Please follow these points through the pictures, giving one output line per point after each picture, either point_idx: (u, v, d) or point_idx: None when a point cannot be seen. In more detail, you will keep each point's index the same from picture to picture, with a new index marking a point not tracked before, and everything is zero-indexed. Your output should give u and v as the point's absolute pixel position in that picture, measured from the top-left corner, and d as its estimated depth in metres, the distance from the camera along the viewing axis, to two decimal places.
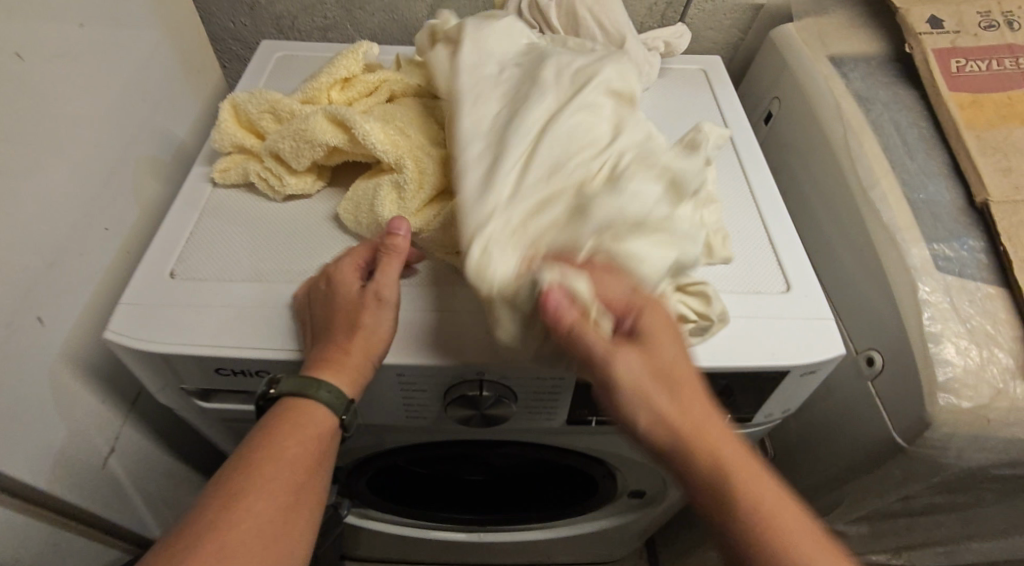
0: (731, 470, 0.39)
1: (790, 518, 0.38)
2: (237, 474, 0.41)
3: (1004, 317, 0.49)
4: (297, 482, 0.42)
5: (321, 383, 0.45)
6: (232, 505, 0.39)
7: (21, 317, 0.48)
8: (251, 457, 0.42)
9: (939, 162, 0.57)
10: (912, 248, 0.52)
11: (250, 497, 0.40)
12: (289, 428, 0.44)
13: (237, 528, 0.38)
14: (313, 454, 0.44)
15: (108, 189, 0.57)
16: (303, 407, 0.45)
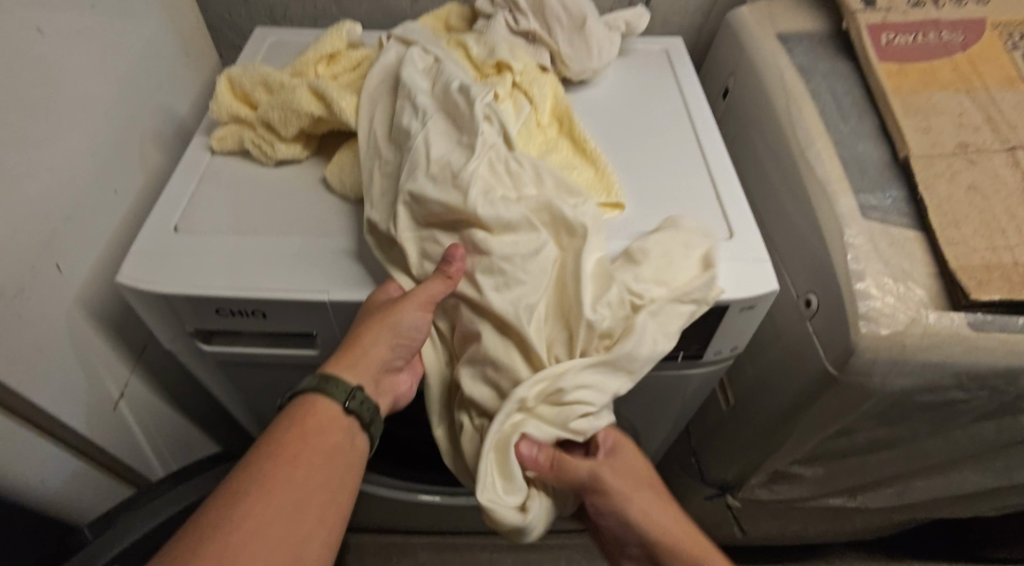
0: None
1: None
2: (287, 442, 0.47)
3: (921, 256, 0.55)
4: (316, 486, 0.46)
5: (342, 382, 0.49)
6: (275, 468, 0.45)
7: (42, 262, 0.53)
8: (298, 429, 0.48)
9: (870, 126, 0.63)
10: (841, 199, 0.58)
11: (291, 467, 0.45)
12: (299, 438, 0.47)
13: (274, 482, 0.44)
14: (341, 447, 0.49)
15: (118, 156, 0.63)
16: (325, 409, 0.49)
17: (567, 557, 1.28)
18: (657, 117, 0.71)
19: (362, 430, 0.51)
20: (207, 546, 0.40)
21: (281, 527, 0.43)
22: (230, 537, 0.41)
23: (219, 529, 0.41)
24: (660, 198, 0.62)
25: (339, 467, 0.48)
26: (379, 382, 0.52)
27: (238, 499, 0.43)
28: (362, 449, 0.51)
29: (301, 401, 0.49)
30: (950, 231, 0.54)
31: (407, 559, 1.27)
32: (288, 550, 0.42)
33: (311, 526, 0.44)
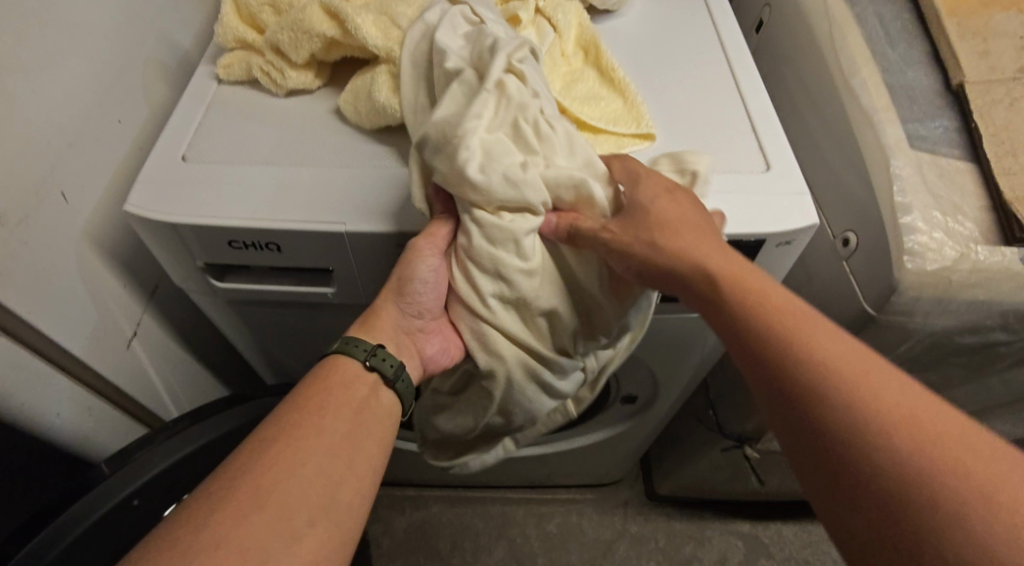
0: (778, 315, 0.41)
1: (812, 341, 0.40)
2: (313, 393, 0.46)
3: (972, 189, 0.52)
4: (346, 433, 0.44)
5: (361, 341, 0.49)
6: (304, 416, 0.44)
7: (47, 188, 0.51)
8: (324, 382, 0.47)
9: (920, 52, 0.59)
10: (888, 128, 0.55)
11: (320, 415, 0.44)
12: (324, 389, 0.46)
13: (303, 430, 0.43)
14: (368, 401, 0.47)
15: (121, 84, 0.60)
16: (349, 368, 0.48)
17: (579, 511, 1.28)
18: (685, 47, 0.67)
19: (388, 387, 0.49)
20: (236, 486, 0.39)
21: (313, 471, 0.41)
22: (261, 480, 0.39)
23: (249, 471, 0.40)
24: (690, 132, 0.59)
25: (368, 418, 0.46)
26: (400, 343, 0.52)
27: (266, 446, 0.41)
28: (390, 406, 0.49)
29: (322, 363, 0.49)
30: (1007, 159, 0.52)
31: (419, 511, 1.27)
32: (324, 492, 0.41)
33: (347, 472, 0.43)
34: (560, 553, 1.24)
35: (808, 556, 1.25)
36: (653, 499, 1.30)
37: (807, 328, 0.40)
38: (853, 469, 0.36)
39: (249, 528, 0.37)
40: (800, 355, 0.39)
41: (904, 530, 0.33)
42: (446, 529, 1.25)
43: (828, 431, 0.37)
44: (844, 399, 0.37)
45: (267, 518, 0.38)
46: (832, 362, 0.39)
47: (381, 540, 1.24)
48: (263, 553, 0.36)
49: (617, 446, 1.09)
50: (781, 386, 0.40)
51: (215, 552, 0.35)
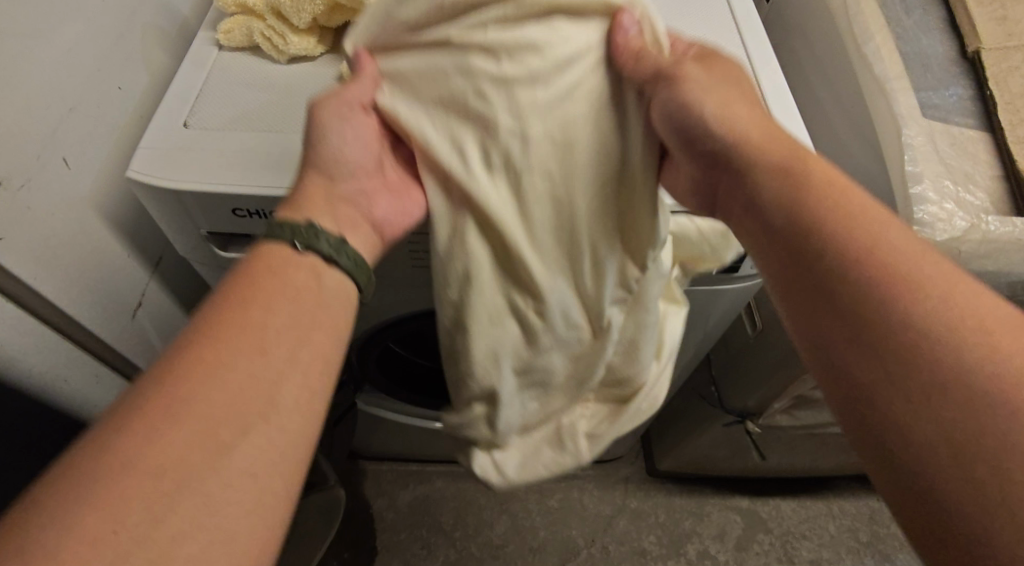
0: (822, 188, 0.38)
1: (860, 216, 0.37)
2: (242, 284, 0.40)
3: (983, 158, 0.52)
4: (281, 334, 0.38)
5: (292, 224, 0.42)
6: (231, 312, 0.38)
7: (48, 153, 0.50)
8: (253, 271, 0.40)
9: (936, 18, 0.59)
10: (900, 97, 0.54)
11: (251, 310, 0.38)
12: (253, 280, 0.40)
13: (230, 329, 0.37)
14: (313, 289, 0.41)
15: (121, 48, 0.58)
16: (286, 258, 0.42)
17: (580, 486, 1.30)
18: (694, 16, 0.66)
19: (331, 269, 0.43)
20: (145, 399, 0.33)
21: (240, 379, 0.35)
22: (178, 390, 0.34)
23: (162, 380, 0.34)
24: None
25: (314, 312, 0.40)
26: (340, 215, 0.46)
27: (184, 351, 0.36)
28: (343, 292, 0.43)
29: (250, 253, 0.42)
30: (1021, 128, 0.51)
31: (423, 485, 1.28)
32: (256, 396, 0.35)
33: (285, 375, 0.37)
34: (561, 527, 1.25)
35: (806, 531, 1.26)
36: (654, 475, 1.31)
37: (880, 224, 0.37)
38: (924, 368, 0.32)
39: (163, 444, 0.32)
40: (873, 248, 0.36)
41: (978, 433, 0.30)
42: (449, 503, 1.26)
43: (897, 327, 0.33)
44: (923, 298, 0.34)
45: (185, 436, 0.32)
46: (905, 262, 0.35)
47: (385, 514, 1.25)
48: (184, 477, 0.31)
49: None
50: (841, 280, 0.36)
51: (124, 480, 0.30)
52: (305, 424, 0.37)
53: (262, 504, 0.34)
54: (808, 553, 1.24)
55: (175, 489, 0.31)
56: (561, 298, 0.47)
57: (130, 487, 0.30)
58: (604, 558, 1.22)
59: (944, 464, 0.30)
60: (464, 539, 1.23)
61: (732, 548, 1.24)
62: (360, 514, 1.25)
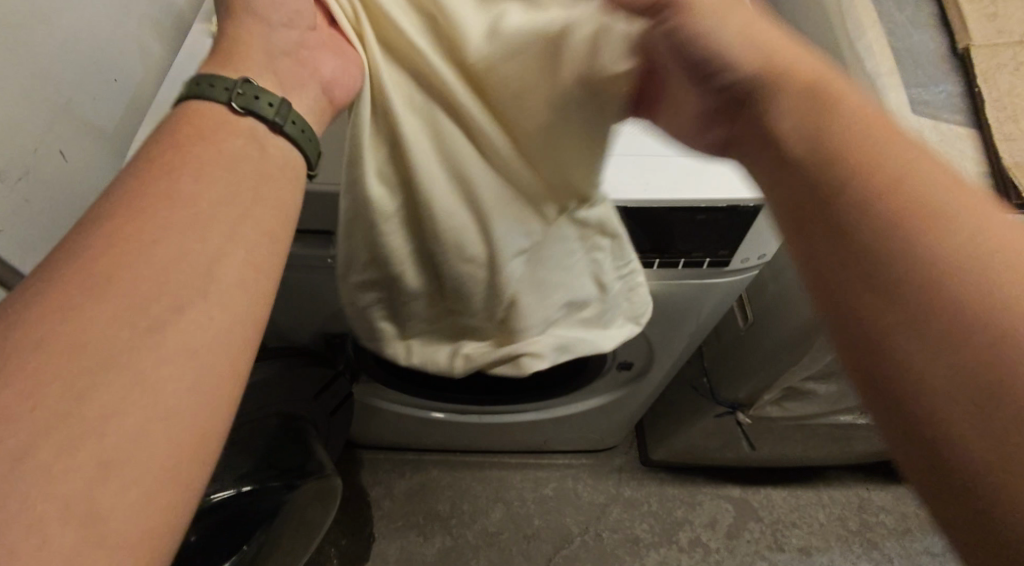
0: (847, 112, 0.35)
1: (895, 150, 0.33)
2: (170, 143, 0.38)
3: (972, 154, 0.53)
4: (214, 206, 0.36)
5: (222, 79, 0.41)
6: (159, 173, 0.36)
7: (45, 146, 0.51)
8: (182, 131, 0.39)
9: (928, 13, 0.59)
10: (890, 93, 0.55)
11: (182, 171, 0.37)
12: (182, 139, 0.38)
13: (159, 189, 0.36)
14: (250, 154, 0.39)
15: (116, 40, 0.59)
16: (213, 115, 0.40)
17: (575, 475, 1.31)
18: None
19: (271, 135, 0.41)
20: (66, 273, 0.32)
21: (169, 251, 0.34)
22: (96, 266, 0.32)
23: (83, 252, 0.32)
24: None
25: (257, 180, 0.39)
26: (278, 73, 0.44)
27: (108, 219, 0.34)
28: (283, 159, 0.41)
29: (177, 111, 0.40)
30: (1008, 125, 0.52)
31: (419, 475, 1.30)
32: (189, 264, 0.34)
33: (220, 247, 0.35)
34: (555, 515, 1.27)
35: (797, 520, 1.28)
36: (647, 464, 1.32)
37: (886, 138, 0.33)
38: (920, 288, 0.28)
39: (84, 323, 0.30)
40: (873, 163, 0.32)
41: (981, 355, 0.26)
42: (445, 491, 1.28)
43: (901, 263, 0.29)
44: (943, 246, 0.29)
45: (109, 312, 0.31)
46: (934, 205, 0.30)
47: (382, 501, 1.26)
48: (111, 350, 0.30)
49: (613, 412, 1.11)
50: (835, 202, 0.32)
51: (40, 353, 0.29)
52: (249, 294, 0.35)
53: (206, 377, 0.32)
54: (798, 541, 1.26)
55: (101, 361, 0.30)
56: (461, 224, 0.47)
57: (48, 360, 0.29)
58: (598, 545, 1.24)
59: (937, 394, 0.27)
60: (459, 526, 1.25)
61: (724, 536, 1.26)
62: (358, 501, 1.26)
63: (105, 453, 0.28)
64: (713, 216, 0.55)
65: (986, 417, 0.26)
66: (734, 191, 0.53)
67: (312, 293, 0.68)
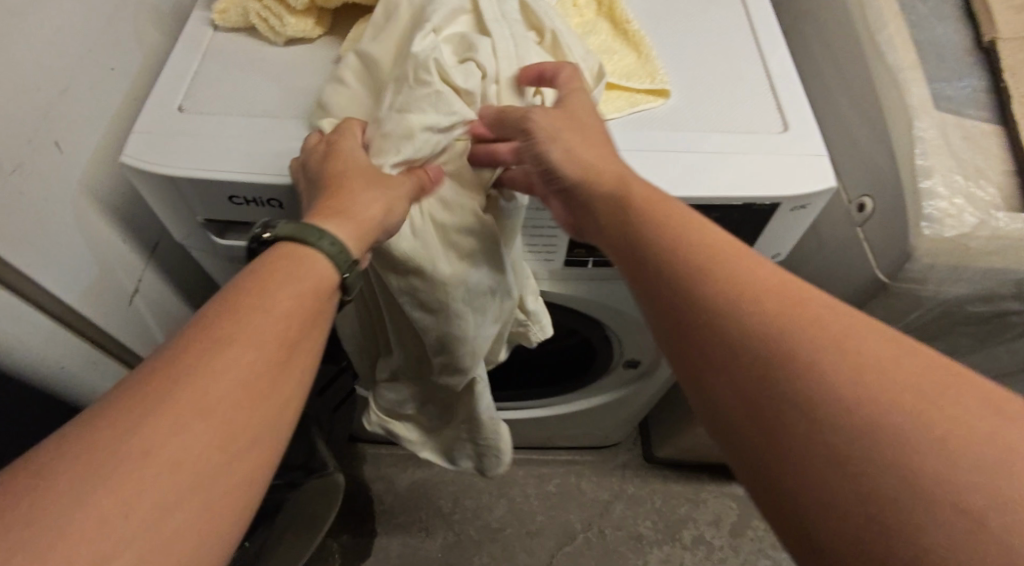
0: (735, 270, 0.37)
1: (771, 294, 0.35)
2: (261, 277, 0.36)
3: (996, 153, 0.51)
4: (290, 324, 0.35)
5: (326, 233, 0.40)
6: (251, 306, 0.35)
7: (39, 138, 0.49)
8: (262, 270, 0.37)
9: (952, 5, 0.58)
10: (913, 88, 0.53)
11: (267, 311, 0.35)
12: (274, 280, 0.36)
13: (251, 325, 0.34)
14: (316, 308, 0.38)
15: (112, 29, 0.57)
16: (300, 256, 0.39)
17: (578, 472, 1.30)
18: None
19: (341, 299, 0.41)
20: (159, 395, 0.30)
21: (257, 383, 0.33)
22: (184, 395, 0.31)
23: (174, 375, 0.31)
24: (709, 91, 0.56)
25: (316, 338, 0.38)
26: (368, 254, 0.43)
27: (195, 347, 0.32)
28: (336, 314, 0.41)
29: (273, 247, 0.39)
30: None
31: (421, 470, 1.29)
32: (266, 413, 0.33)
33: (292, 361, 0.35)
34: (559, 512, 1.26)
35: None
36: (652, 461, 1.31)
37: (740, 266, 0.37)
38: (815, 411, 0.31)
39: (170, 457, 0.29)
40: (735, 290, 0.36)
41: (842, 439, 0.30)
42: (447, 487, 1.27)
43: (801, 391, 0.32)
44: (855, 387, 0.31)
45: (194, 448, 0.30)
46: (877, 390, 0.30)
47: (384, 497, 1.25)
48: (190, 485, 0.29)
49: (619, 410, 1.09)
50: (705, 325, 0.36)
51: (127, 473, 0.28)
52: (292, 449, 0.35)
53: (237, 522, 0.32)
54: None
55: (176, 498, 0.29)
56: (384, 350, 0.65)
57: (136, 485, 0.28)
58: (601, 543, 1.23)
59: (836, 477, 0.30)
60: (462, 523, 1.24)
61: (727, 533, 1.25)
62: (360, 497, 1.25)
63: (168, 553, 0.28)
64: (727, 215, 0.53)
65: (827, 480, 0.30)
66: (750, 190, 0.51)
67: None
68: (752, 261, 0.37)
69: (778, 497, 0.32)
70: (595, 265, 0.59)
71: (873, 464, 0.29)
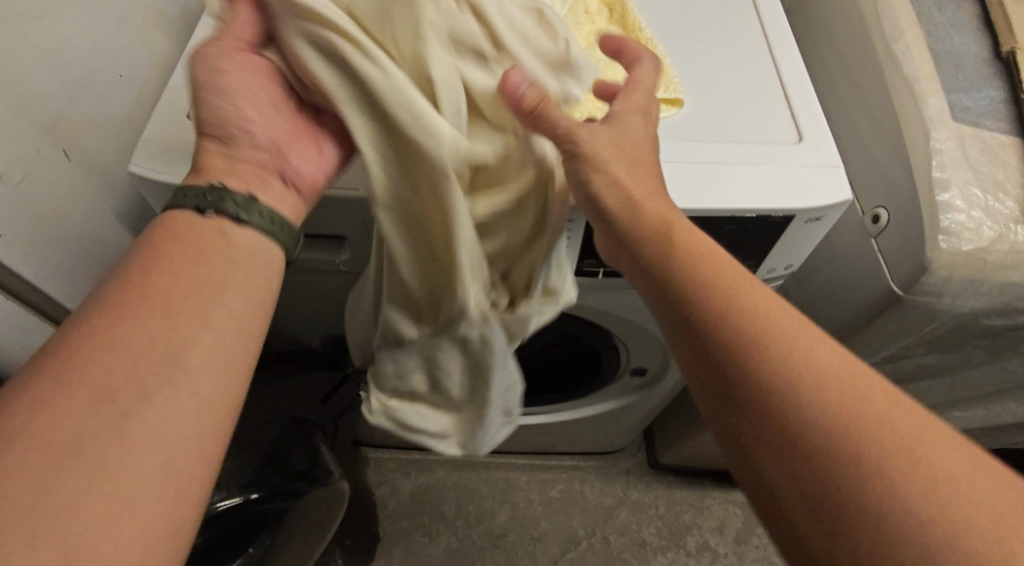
0: (759, 316, 0.38)
1: (801, 348, 0.36)
2: (148, 252, 0.38)
3: (1014, 165, 0.51)
4: (172, 286, 0.37)
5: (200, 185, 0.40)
6: (137, 280, 0.36)
7: (47, 146, 0.49)
8: (152, 242, 0.38)
9: (969, 14, 0.57)
10: (930, 99, 0.52)
11: (147, 280, 0.36)
12: (152, 249, 0.38)
13: (132, 298, 0.36)
14: (206, 258, 0.38)
15: (121, 35, 0.56)
16: (174, 218, 0.39)
17: (582, 477, 1.29)
18: (715, 4, 0.63)
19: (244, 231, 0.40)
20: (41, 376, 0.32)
21: (186, 399, 0.34)
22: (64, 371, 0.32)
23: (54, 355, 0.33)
24: (723, 100, 0.56)
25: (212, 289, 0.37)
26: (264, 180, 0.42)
27: (84, 326, 0.34)
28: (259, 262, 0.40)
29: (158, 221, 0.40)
30: None
31: (424, 475, 1.28)
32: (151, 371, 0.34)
33: (177, 316, 0.36)
34: (562, 518, 1.25)
35: None
36: (656, 467, 1.30)
37: (768, 316, 0.38)
38: (829, 462, 0.32)
39: (50, 430, 0.31)
40: (758, 338, 0.37)
41: (875, 510, 0.31)
42: (451, 492, 1.26)
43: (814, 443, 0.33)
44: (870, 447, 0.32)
45: (68, 416, 0.31)
46: (898, 453, 0.32)
47: (387, 501, 1.25)
48: (74, 455, 0.31)
49: (625, 416, 1.09)
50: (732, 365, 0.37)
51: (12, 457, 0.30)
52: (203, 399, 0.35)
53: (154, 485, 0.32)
54: None
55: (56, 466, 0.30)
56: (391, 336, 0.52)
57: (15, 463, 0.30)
58: (605, 549, 1.22)
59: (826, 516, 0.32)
60: (465, 528, 1.23)
61: (732, 540, 1.24)
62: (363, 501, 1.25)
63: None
64: (741, 227, 0.53)
65: (859, 549, 0.31)
66: (763, 201, 0.51)
67: (322, 296, 0.67)
68: (779, 309, 0.38)
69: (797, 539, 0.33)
70: (606, 275, 0.59)
71: (859, 506, 0.31)
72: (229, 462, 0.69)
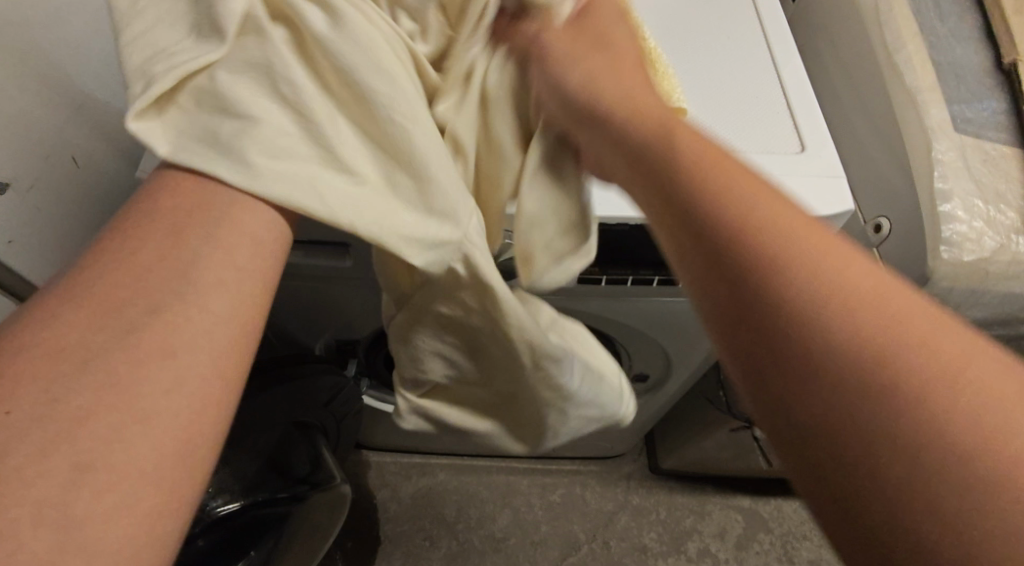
0: (764, 228, 0.27)
1: (824, 262, 0.26)
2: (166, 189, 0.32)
3: (1016, 175, 0.51)
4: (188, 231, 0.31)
5: None
6: (156, 214, 0.32)
7: (57, 152, 0.49)
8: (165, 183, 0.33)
9: (970, 26, 0.58)
10: (932, 109, 0.53)
11: (166, 219, 0.31)
12: (172, 186, 0.32)
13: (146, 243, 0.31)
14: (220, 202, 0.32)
15: None
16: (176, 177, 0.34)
17: (583, 481, 1.30)
18: (718, 14, 0.64)
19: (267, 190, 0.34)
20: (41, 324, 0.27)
21: (203, 315, 0.30)
22: (64, 327, 0.27)
23: (59, 299, 0.28)
24: (725, 110, 0.56)
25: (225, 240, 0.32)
26: None
27: (94, 270, 0.29)
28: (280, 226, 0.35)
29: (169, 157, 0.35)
30: None
31: (425, 478, 1.28)
32: (166, 326, 0.29)
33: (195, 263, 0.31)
34: (563, 522, 1.25)
35: (807, 531, 1.26)
36: (657, 472, 1.30)
37: (803, 241, 0.27)
38: (858, 379, 0.23)
39: (47, 387, 0.26)
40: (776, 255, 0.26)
41: (903, 424, 0.22)
42: (451, 495, 1.26)
43: (840, 354, 0.24)
44: (913, 352, 0.23)
45: (68, 377, 0.26)
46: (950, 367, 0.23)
47: (388, 505, 1.25)
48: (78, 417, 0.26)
49: (626, 421, 1.09)
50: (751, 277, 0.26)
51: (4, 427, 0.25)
52: (217, 366, 0.29)
53: (159, 468, 0.26)
54: (809, 554, 1.24)
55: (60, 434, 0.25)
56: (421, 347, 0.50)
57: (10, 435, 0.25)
58: (605, 554, 1.22)
59: (857, 439, 0.23)
60: (466, 532, 1.23)
61: (733, 546, 1.24)
62: (364, 504, 1.25)
63: (131, 494, 0.25)
64: None
65: (890, 475, 0.22)
66: None
67: (325, 300, 0.67)
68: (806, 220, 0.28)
69: (811, 471, 0.24)
70: (609, 282, 0.59)
71: (900, 429, 0.22)
72: (235, 458, 0.69)
